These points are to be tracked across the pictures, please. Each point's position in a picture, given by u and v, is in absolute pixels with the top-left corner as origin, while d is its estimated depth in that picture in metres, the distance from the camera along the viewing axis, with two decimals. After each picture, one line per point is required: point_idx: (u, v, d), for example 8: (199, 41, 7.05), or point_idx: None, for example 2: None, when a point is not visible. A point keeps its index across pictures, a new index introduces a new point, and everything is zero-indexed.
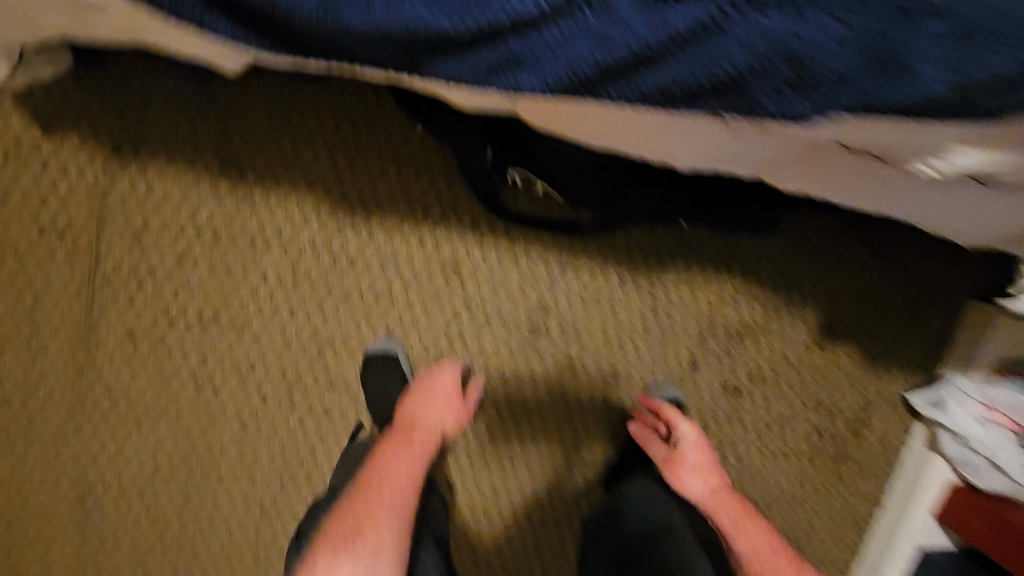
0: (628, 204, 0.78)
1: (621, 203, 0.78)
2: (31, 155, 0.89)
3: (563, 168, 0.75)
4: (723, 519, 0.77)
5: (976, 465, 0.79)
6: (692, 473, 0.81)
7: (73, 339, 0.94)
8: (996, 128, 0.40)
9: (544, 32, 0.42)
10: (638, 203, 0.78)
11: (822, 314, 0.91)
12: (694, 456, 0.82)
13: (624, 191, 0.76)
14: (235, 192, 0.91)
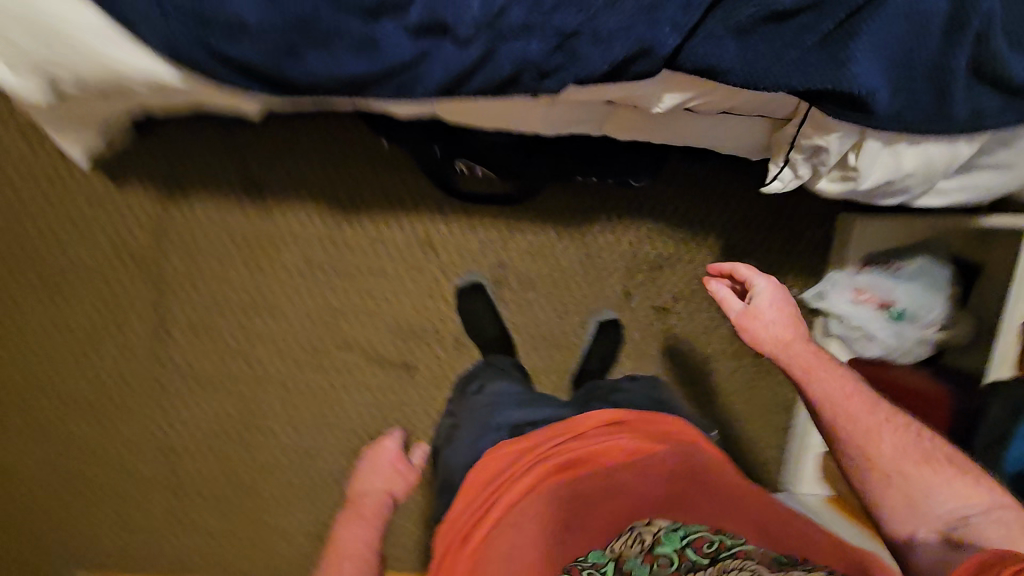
0: (536, 169, 1.05)
1: (530, 169, 1.05)
2: (102, 201, 1.14)
3: (486, 150, 1.01)
4: (799, 368, 0.80)
5: (856, 337, 1.19)
6: (774, 318, 0.84)
7: (150, 340, 1.19)
8: (674, 74, 0.58)
9: (425, 60, 0.56)
10: (543, 167, 1.04)
11: (712, 244, 1.26)
12: (780, 312, 0.84)
13: (529, 160, 1.02)
14: (258, 208, 1.17)
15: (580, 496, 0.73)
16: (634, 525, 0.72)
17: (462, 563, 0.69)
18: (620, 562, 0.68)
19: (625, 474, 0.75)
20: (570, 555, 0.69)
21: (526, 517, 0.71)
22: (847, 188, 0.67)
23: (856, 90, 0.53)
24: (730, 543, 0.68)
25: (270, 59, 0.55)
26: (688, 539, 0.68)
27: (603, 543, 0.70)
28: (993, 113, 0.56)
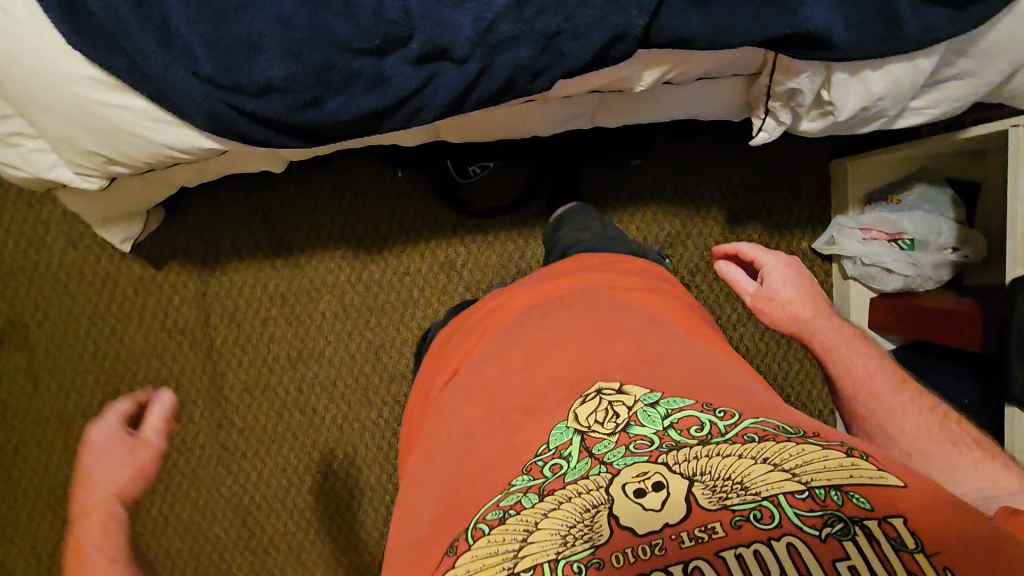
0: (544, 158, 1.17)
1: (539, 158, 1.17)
2: (148, 285, 1.23)
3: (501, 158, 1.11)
4: (821, 342, 0.75)
5: (876, 275, 1.23)
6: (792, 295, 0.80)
7: (209, 407, 1.25)
8: (651, 52, 0.65)
9: (431, 85, 0.63)
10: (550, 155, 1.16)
11: (715, 214, 1.32)
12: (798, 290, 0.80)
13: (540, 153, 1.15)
14: (288, 264, 1.25)
15: (520, 328, 0.68)
16: (598, 385, 0.57)
17: (419, 437, 0.68)
18: (586, 439, 0.53)
19: (577, 327, 0.65)
20: (510, 437, 0.57)
21: (477, 371, 0.65)
22: (826, 123, 0.73)
23: (811, 29, 0.60)
24: (725, 423, 0.52)
25: (295, 110, 0.63)
26: (672, 419, 0.53)
27: (567, 411, 0.56)
28: (943, 25, 0.61)
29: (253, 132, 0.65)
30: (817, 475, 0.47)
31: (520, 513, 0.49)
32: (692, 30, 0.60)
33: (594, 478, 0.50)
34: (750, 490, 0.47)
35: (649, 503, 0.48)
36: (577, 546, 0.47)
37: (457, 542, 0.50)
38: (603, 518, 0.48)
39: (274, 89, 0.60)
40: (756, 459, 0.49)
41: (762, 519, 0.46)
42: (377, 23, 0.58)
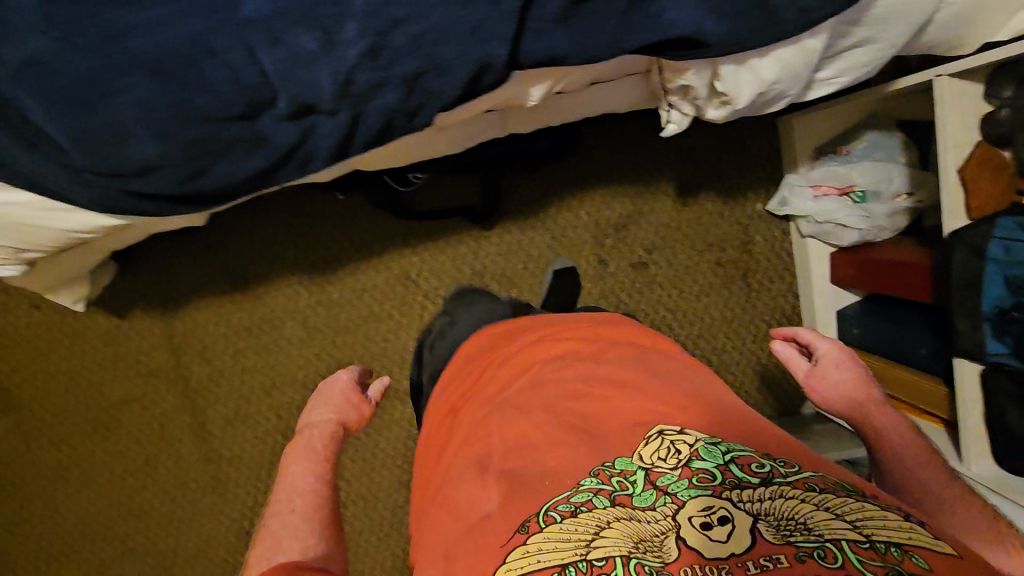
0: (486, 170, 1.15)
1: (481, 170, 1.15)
2: (117, 334, 1.26)
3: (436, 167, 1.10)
4: (876, 428, 0.71)
5: (832, 231, 1.22)
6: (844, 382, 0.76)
7: (196, 443, 1.29)
8: (530, 72, 0.64)
9: (311, 138, 0.63)
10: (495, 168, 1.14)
11: (665, 189, 1.30)
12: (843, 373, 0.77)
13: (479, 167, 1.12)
14: (248, 296, 1.27)
15: (571, 360, 0.68)
16: (658, 427, 0.57)
17: (455, 438, 0.69)
18: (650, 473, 0.54)
19: (634, 369, 0.66)
20: (564, 454, 0.58)
21: (525, 392, 0.66)
22: (729, 111, 0.71)
23: (679, 34, 0.58)
24: (787, 469, 0.52)
25: (182, 182, 0.63)
26: (731, 454, 0.54)
27: (630, 449, 0.56)
28: (822, 4, 0.58)
29: (147, 207, 0.65)
30: (878, 531, 0.46)
31: (592, 512, 0.52)
32: (559, 49, 0.58)
33: (661, 509, 0.52)
34: (813, 532, 0.47)
35: (715, 535, 0.49)
36: (648, 555, 0.49)
37: (529, 520, 0.53)
38: (671, 541, 0.50)
39: (154, 168, 0.60)
40: (818, 506, 0.48)
41: (826, 558, 0.45)
42: (236, 90, 0.57)
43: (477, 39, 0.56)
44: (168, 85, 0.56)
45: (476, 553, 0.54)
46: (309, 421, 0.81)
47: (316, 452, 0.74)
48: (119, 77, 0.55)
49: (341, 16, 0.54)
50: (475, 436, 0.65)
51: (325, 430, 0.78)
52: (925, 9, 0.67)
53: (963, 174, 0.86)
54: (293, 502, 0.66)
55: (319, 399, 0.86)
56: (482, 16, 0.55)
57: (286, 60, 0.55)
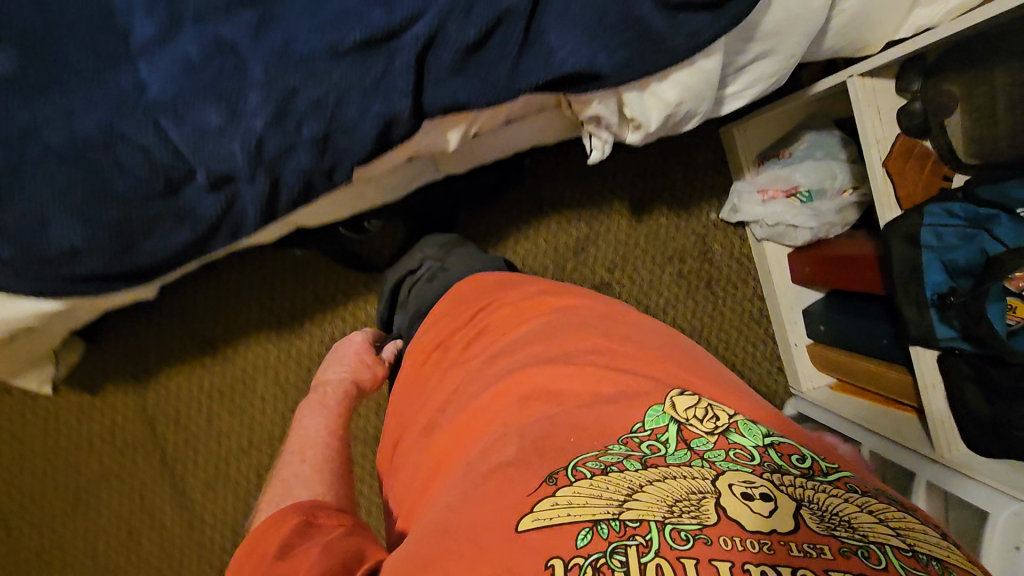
0: (437, 208, 1.17)
1: (433, 210, 1.17)
2: (90, 410, 1.26)
3: (386, 213, 1.12)
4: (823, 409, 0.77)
5: (786, 233, 1.23)
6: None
7: (178, 510, 1.28)
8: (441, 119, 0.66)
9: (235, 205, 0.65)
10: (445, 205, 1.17)
11: (618, 208, 1.32)
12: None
13: (430, 206, 1.14)
14: (217, 358, 1.27)
15: (584, 322, 0.67)
16: (677, 390, 0.55)
17: (457, 396, 0.65)
18: (684, 430, 0.51)
19: (642, 337, 0.65)
20: (571, 408, 0.55)
21: (542, 348, 0.63)
22: (643, 135, 0.73)
23: (573, 70, 0.60)
24: (827, 467, 0.50)
25: (114, 263, 0.64)
26: (771, 440, 0.51)
27: (663, 398, 0.54)
28: (705, 27, 0.61)
29: (84, 290, 0.66)
30: (923, 544, 0.43)
31: (625, 473, 0.47)
32: (461, 98, 0.61)
33: (697, 469, 0.48)
34: (857, 532, 0.43)
35: (756, 508, 0.44)
36: (684, 517, 0.44)
37: (559, 473, 0.48)
38: (710, 504, 0.44)
39: (81, 252, 0.62)
40: (859, 508, 0.45)
41: (871, 559, 0.41)
42: (153, 169, 0.59)
43: (378, 96, 0.58)
44: (86, 172, 0.58)
45: (492, 494, 0.48)
46: (325, 380, 0.91)
47: (330, 408, 0.82)
48: (36, 170, 0.57)
49: (242, 88, 0.56)
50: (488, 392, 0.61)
51: (337, 389, 0.87)
52: (814, 21, 0.69)
53: (889, 168, 0.87)
54: (304, 453, 0.72)
55: (335, 359, 0.96)
56: (380, 74, 0.57)
57: (195, 135, 0.57)
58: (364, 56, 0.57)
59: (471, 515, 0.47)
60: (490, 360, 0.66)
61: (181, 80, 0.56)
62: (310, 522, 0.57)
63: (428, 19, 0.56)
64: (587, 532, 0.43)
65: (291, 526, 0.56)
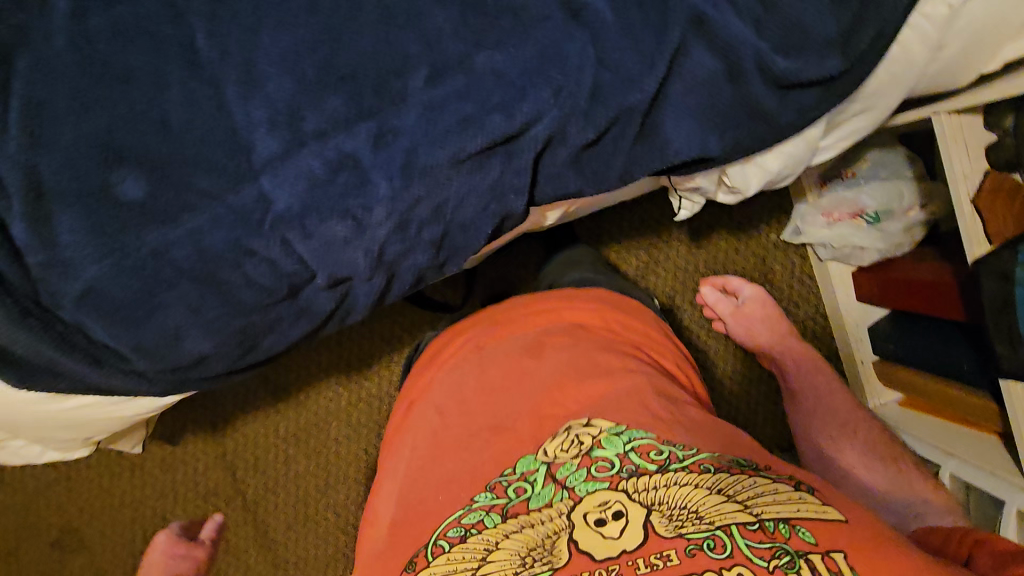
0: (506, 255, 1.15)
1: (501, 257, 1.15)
2: (172, 460, 1.30)
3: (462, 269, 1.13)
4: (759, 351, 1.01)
5: (852, 253, 1.21)
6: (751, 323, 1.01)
7: (261, 550, 1.32)
8: (548, 203, 0.67)
9: (349, 298, 0.66)
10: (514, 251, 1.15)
11: (679, 235, 1.31)
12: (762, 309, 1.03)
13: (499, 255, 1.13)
14: (291, 403, 1.30)
15: (494, 353, 0.67)
16: (567, 421, 0.59)
17: (394, 438, 0.69)
18: (552, 465, 0.55)
19: (549, 349, 0.65)
20: (472, 460, 0.59)
21: (453, 387, 0.66)
22: (738, 196, 0.73)
23: (685, 157, 0.61)
24: (684, 453, 0.53)
25: (236, 360, 0.66)
26: (632, 444, 0.54)
27: (538, 444, 0.58)
28: (814, 104, 0.61)
29: (209, 382, 0.68)
30: (769, 508, 0.48)
31: (483, 532, 0.53)
32: (572, 186, 0.63)
33: (557, 505, 0.53)
34: (702, 521, 0.48)
35: (608, 533, 0.50)
36: (537, 566, 0.50)
37: (418, 556, 0.54)
38: (562, 544, 0.51)
39: (207, 356, 0.64)
40: (711, 490, 0.50)
41: (714, 548, 0.46)
42: (276, 279, 0.60)
43: (493, 193, 0.60)
44: (213, 286, 0.59)
45: (384, 568, 0.56)
46: None
47: None
48: (168, 289, 0.59)
49: (368, 202, 0.58)
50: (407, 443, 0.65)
51: None
52: (913, 76, 0.67)
53: (977, 203, 0.88)
54: None
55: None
56: (497, 174, 0.59)
57: (321, 246, 0.59)
58: (482, 160, 0.58)
59: None
60: (418, 395, 0.69)
61: (307, 195, 0.57)
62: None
63: (546, 122, 0.57)
64: None
65: None
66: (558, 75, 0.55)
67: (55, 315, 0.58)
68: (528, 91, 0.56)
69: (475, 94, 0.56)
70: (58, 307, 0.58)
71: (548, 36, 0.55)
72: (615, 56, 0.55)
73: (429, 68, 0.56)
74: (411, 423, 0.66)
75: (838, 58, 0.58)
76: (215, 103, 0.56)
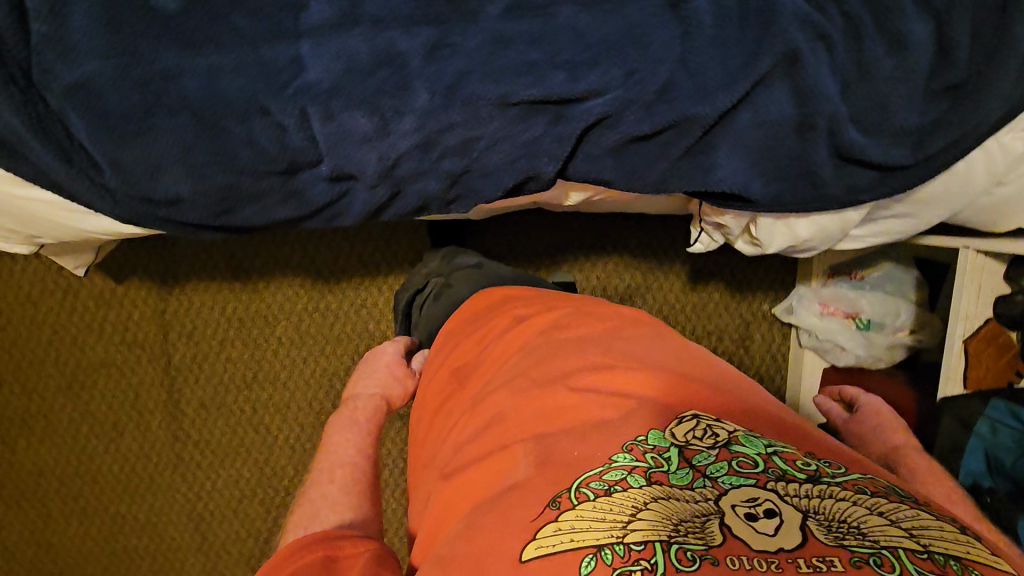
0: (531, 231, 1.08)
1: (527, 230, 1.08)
2: (108, 298, 1.24)
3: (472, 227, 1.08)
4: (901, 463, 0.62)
5: (830, 350, 1.21)
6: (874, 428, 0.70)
7: (167, 416, 1.29)
8: (571, 183, 0.65)
9: (344, 200, 0.63)
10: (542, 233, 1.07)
11: (679, 272, 1.29)
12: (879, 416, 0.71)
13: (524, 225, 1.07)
14: (247, 287, 1.25)
15: (571, 335, 0.60)
16: (693, 411, 0.49)
17: (458, 407, 0.61)
18: (686, 451, 0.45)
19: (635, 343, 0.59)
20: (578, 430, 0.49)
21: (537, 366, 0.57)
22: (756, 250, 0.72)
23: (726, 189, 0.59)
24: (833, 470, 0.43)
25: (212, 217, 0.63)
26: (775, 448, 0.45)
27: (662, 424, 0.48)
28: (866, 187, 0.60)
29: (174, 227, 0.65)
30: (940, 543, 0.37)
31: (627, 491, 0.43)
32: (604, 178, 0.61)
33: (700, 491, 0.42)
34: (867, 537, 0.38)
35: (762, 529, 0.39)
36: (690, 539, 0.39)
37: (559, 496, 0.43)
38: (715, 525, 0.40)
39: (183, 202, 0.60)
40: (873, 511, 0.39)
41: (884, 567, 0.35)
42: (280, 151, 0.57)
43: (526, 150, 0.58)
44: (213, 132, 0.56)
45: (499, 521, 0.44)
46: (352, 396, 0.76)
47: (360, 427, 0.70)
48: (167, 118, 0.55)
49: (400, 109, 0.54)
50: (489, 425, 0.53)
51: (369, 406, 0.74)
52: (965, 198, 0.66)
53: (968, 346, 0.88)
54: (333, 473, 0.63)
55: (362, 370, 0.81)
56: (537, 133, 0.56)
57: (337, 135, 0.56)
58: (529, 113, 0.55)
59: (474, 548, 0.43)
60: (491, 363, 0.62)
61: (342, 78, 0.54)
62: (334, 557, 0.50)
63: (606, 99, 0.54)
64: (590, 559, 0.39)
65: (311, 558, 0.49)
66: (635, 58, 0.53)
67: (40, 95, 0.54)
68: (601, 62, 0.53)
69: (547, 43, 0.53)
70: (46, 90, 0.54)
71: (639, 14, 0.52)
72: (697, 61, 0.53)
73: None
74: (494, 389, 0.57)
75: (906, 152, 0.57)
76: None
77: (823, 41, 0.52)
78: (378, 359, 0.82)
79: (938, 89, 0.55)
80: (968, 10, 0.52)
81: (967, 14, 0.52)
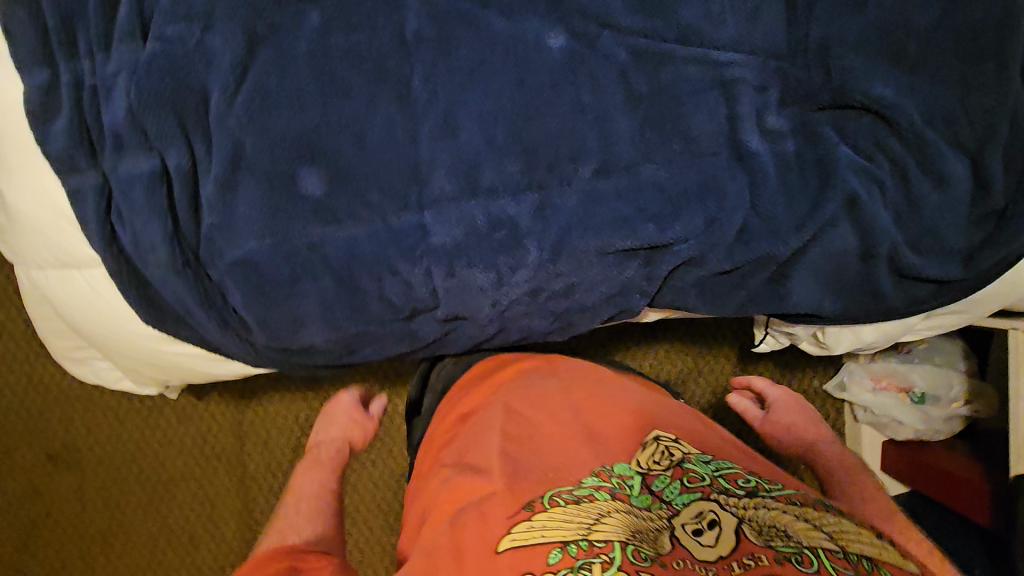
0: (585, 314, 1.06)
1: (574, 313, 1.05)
2: (188, 412, 1.32)
3: None
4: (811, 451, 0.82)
5: (888, 423, 1.22)
6: (788, 421, 0.89)
7: (241, 526, 1.32)
8: (654, 307, 0.72)
9: (453, 335, 0.71)
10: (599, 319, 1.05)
11: (730, 356, 1.33)
12: (786, 408, 0.90)
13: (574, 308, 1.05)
14: (320, 395, 1.32)
15: (571, 382, 0.71)
16: (654, 434, 0.63)
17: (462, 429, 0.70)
18: (647, 477, 0.58)
19: (623, 394, 0.69)
20: (554, 453, 0.61)
21: (536, 402, 0.67)
22: (822, 350, 0.78)
23: (800, 309, 0.66)
24: (771, 487, 0.55)
25: (335, 358, 0.71)
26: (721, 471, 0.57)
27: (628, 453, 0.61)
28: (925, 298, 0.66)
29: (299, 367, 0.72)
30: (852, 543, 0.48)
31: (592, 503, 0.55)
32: (687, 303, 0.68)
33: (656, 510, 0.55)
34: (793, 540, 0.48)
35: (704, 540, 0.50)
36: (642, 545, 0.52)
37: (534, 501, 0.56)
38: (665, 536, 0.52)
39: (315, 348, 0.68)
40: (798, 518, 0.51)
41: (804, 563, 0.45)
42: (406, 301, 0.65)
43: (619, 286, 0.66)
44: (349, 290, 0.64)
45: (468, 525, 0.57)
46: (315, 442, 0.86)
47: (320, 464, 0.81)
48: (312, 282, 0.64)
49: (512, 261, 0.63)
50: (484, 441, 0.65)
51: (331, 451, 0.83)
52: (1012, 297, 0.72)
53: None
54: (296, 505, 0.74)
55: (325, 419, 0.90)
56: (629, 272, 0.64)
57: (455, 285, 0.64)
58: (622, 256, 0.64)
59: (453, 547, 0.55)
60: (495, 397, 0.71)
61: (462, 239, 0.63)
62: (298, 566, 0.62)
63: (691, 242, 0.62)
64: (556, 553, 0.51)
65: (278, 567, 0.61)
66: (714, 208, 0.61)
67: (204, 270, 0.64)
68: (683, 213, 0.62)
69: (636, 199, 0.62)
70: (211, 265, 0.63)
71: (715, 172, 0.62)
72: (766, 207, 0.62)
73: (604, 167, 0.62)
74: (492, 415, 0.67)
75: (959, 268, 0.64)
76: (411, 139, 0.62)
77: (875, 183, 0.61)
78: (338, 406, 0.91)
79: (981, 214, 0.63)
80: (1000, 149, 0.61)
81: (999, 153, 0.61)
